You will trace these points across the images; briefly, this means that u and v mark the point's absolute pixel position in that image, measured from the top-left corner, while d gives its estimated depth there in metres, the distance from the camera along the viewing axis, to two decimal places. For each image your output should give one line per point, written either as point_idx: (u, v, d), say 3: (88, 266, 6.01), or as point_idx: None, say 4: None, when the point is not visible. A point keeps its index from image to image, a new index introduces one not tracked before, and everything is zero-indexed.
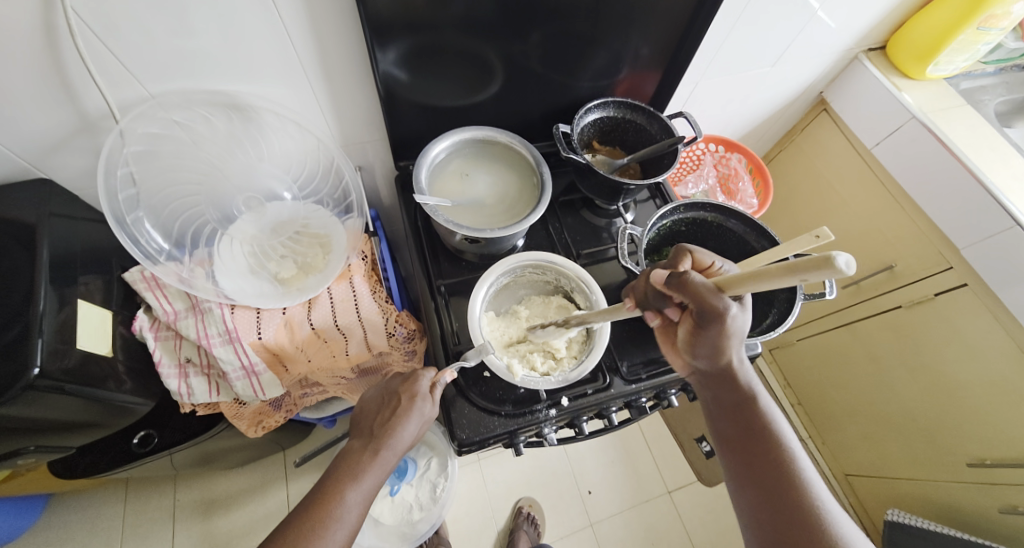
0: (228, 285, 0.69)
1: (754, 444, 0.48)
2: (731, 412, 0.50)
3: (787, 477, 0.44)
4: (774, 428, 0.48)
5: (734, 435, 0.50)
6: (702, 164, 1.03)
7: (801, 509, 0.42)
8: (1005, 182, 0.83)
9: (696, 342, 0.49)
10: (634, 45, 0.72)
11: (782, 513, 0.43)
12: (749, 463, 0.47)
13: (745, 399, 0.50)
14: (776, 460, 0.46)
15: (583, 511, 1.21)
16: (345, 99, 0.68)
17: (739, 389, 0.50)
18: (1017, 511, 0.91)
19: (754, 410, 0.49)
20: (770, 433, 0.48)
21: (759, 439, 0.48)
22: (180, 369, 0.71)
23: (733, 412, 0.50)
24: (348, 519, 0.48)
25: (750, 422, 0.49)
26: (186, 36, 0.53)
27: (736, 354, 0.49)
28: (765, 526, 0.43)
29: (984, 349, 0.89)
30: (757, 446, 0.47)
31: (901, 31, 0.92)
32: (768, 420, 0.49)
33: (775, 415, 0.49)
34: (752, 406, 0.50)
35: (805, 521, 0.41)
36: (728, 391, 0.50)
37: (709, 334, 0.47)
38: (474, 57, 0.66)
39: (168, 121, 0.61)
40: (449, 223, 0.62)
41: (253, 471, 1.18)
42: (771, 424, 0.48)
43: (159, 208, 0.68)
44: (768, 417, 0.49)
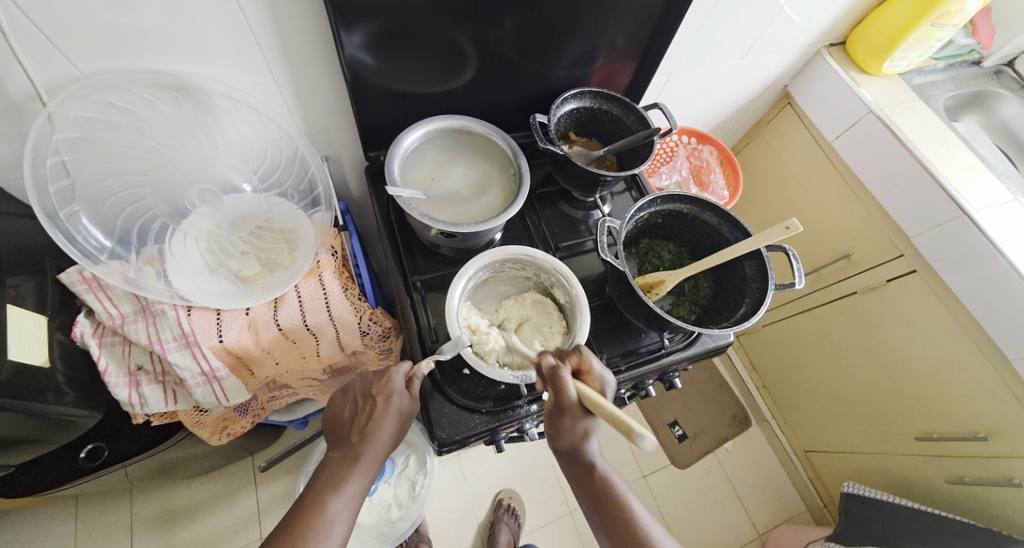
0: (182, 285, 0.64)
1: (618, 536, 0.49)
2: (588, 496, 0.52)
3: None
4: (627, 508, 0.50)
5: (603, 526, 0.50)
6: (675, 156, 1.04)
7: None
8: (952, 175, 0.88)
9: (552, 427, 0.50)
10: (609, 35, 0.71)
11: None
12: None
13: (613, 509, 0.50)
14: None
15: (562, 499, 1.23)
16: (307, 82, 0.63)
17: (588, 468, 0.52)
18: (962, 480, 0.99)
19: (603, 488, 0.51)
20: (613, 505, 0.50)
21: (616, 523, 0.49)
22: (131, 377, 0.66)
23: (608, 532, 0.50)
24: (334, 529, 0.47)
25: (610, 510, 0.50)
26: (122, 11, 0.47)
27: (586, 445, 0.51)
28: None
29: (934, 333, 0.94)
30: (621, 542, 0.49)
31: (861, 27, 0.96)
32: (626, 507, 0.50)
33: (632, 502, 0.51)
34: (598, 481, 0.51)
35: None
36: (581, 465, 0.52)
37: (564, 425, 0.49)
38: (446, 43, 0.63)
39: (104, 104, 0.55)
40: (423, 217, 0.60)
41: (218, 477, 1.12)
42: (618, 500, 0.50)
43: (99, 202, 0.61)
44: (620, 501, 0.50)
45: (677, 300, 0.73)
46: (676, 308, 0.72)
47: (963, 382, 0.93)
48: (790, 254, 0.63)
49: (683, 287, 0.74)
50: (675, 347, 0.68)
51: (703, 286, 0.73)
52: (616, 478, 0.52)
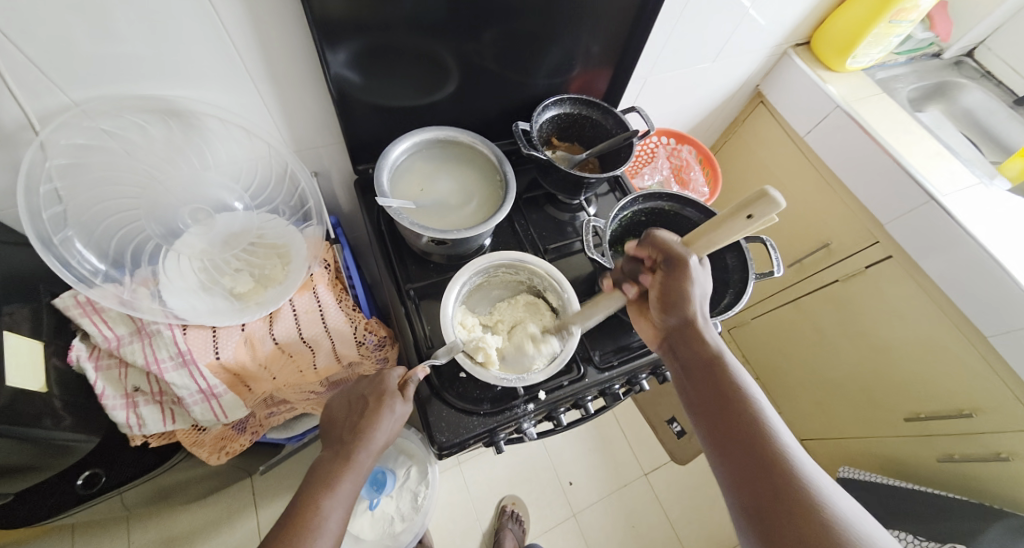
0: (177, 305, 0.65)
1: (731, 420, 0.48)
2: (705, 381, 0.52)
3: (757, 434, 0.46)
4: (749, 397, 0.50)
5: (718, 403, 0.50)
6: (656, 156, 1.07)
7: (777, 467, 0.44)
8: (919, 162, 0.92)
9: (664, 286, 0.56)
10: (585, 43, 0.74)
11: (761, 476, 0.44)
12: (730, 438, 0.48)
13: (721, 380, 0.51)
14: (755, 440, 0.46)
15: (565, 503, 1.23)
16: (295, 100, 0.65)
17: (709, 353, 0.53)
18: (953, 458, 1.01)
19: (725, 376, 0.51)
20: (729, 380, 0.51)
21: (733, 408, 0.49)
22: (128, 399, 0.66)
23: (720, 404, 0.50)
24: (328, 527, 0.48)
25: (719, 388, 0.51)
26: (111, 40, 0.49)
27: (698, 310, 0.55)
28: (735, 485, 0.45)
29: (914, 315, 0.98)
30: (733, 426, 0.48)
31: (823, 27, 1.00)
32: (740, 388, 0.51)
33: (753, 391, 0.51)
34: (718, 362, 0.53)
35: (775, 472, 0.43)
36: (694, 344, 0.54)
37: (674, 280, 0.54)
38: (428, 57, 0.66)
39: (95, 130, 0.56)
40: (414, 225, 0.61)
41: (217, 501, 1.11)
42: (740, 389, 0.50)
43: (91, 226, 0.62)
44: (741, 391, 0.50)
45: None
46: None
47: (945, 361, 0.96)
48: (768, 244, 0.66)
49: None
50: None
51: None
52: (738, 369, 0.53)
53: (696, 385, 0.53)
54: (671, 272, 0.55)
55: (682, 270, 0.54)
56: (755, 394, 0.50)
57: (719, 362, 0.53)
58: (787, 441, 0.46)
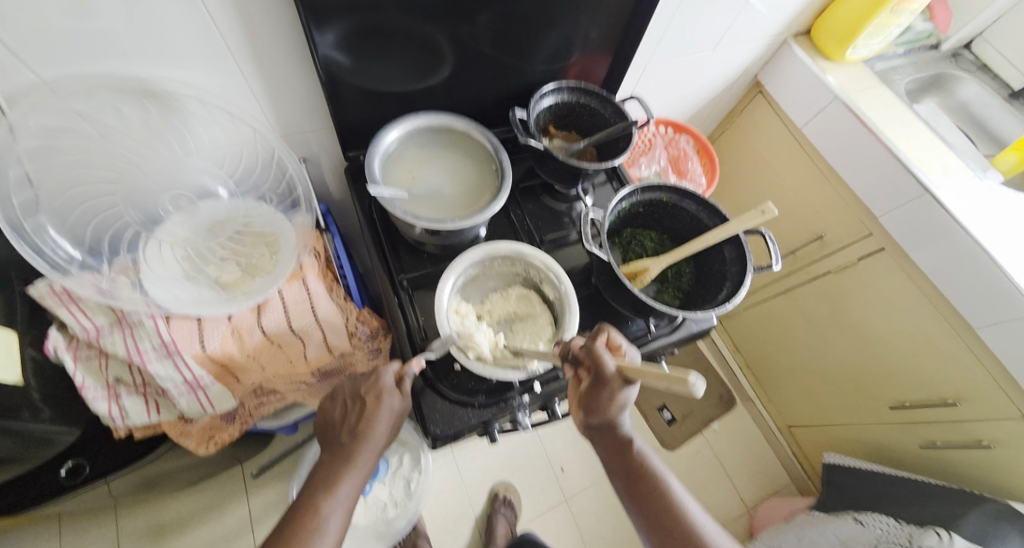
0: (159, 295, 0.62)
1: (644, 501, 0.50)
2: (619, 469, 0.53)
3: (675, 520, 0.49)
4: (656, 475, 0.52)
5: (637, 494, 0.51)
6: (653, 148, 1.05)
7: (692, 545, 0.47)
8: (914, 156, 0.92)
9: (591, 402, 0.51)
10: (584, 28, 0.72)
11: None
12: (652, 523, 0.49)
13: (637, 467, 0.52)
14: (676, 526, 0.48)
15: (556, 488, 1.25)
16: (281, 82, 0.62)
17: (620, 443, 0.53)
18: (934, 445, 1.05)
19: (637, 464, 0.52)
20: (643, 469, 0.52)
21: (644, 491, 0.51)
22: (110, 391, 0.65)
23: (637, 496, 0.51)
24: (331, 528, 0.48)
25: (637, 477, 0.52)
26: (80, 15, 0.45)
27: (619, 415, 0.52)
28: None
29: (903, 308, 0.99)
30: (653, 508, 0.50)
31: (825, 15, 0.99)
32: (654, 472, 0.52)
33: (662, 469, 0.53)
34: (631, 455, 0.53)
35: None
36: (617, 442, 0.53)
37: (601, 396, 0.49)
38: (422, 40, 0.63)
39: (67, 112, 0.53)
40: (407, 216, 0.60)
41: (206, 489, 1.10)
42: (649, 469, 0.52)
43: (65, 212, 0.59)
44: (651, 472, 0.52)
45: (661, 287, 0.75)
46: (660, 295, 0.74)
47: (931, 352, 0.98)
48: (766, 236, 0.66)
49: (666, 274, 0.76)
50: (661, 333, 0.70)
51: (685, 272, 0.75)
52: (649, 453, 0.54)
53: (615, 470, 0.54)
54: (598, 390, 0.49)
55: (614, 388, 0.48)
56: (660, 466, 0.53)
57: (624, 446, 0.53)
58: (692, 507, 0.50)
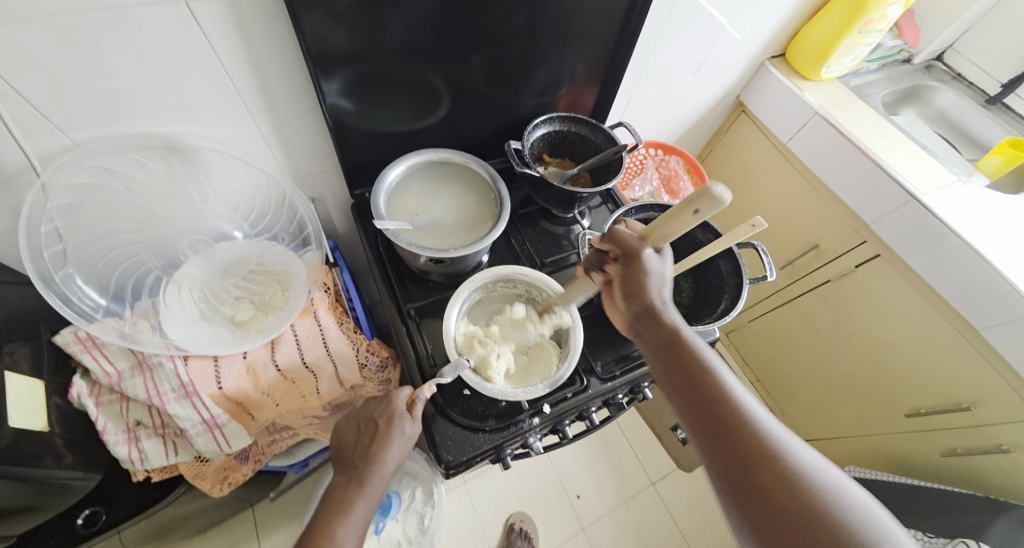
0: (178, 336, 0.64)
1: (696, 393, 0.47)
2: (662, 349, 0.52)
3: (718, 399, 0.46)
4: (719, 380, 0.48)
5: (675, 372, 0.50)
6: (645, 168, 1.10)
7: (755, 450, 0.42)
8: (898, 163, 0.95)
9: (624, 280, 0.54)
10: (570, 63, 0.77)
11: (739, 459, 0.42)
12: (692, 399, 0.47)
13: (678, 345, 0.51)
14: (717, 402, 0.46)
15: (574, 518, 1.21)
16: (291, 130, 0.67)
17: (673, 335, 0.52)
18: (955, 452, 1.03)
19: (681, 344, 0.51)
20: (686, 349, 0.50)
21: (696, 384, 0.48)
22: (129, 434, 0.66)
23: (679, 367, 0.50)
24: None
25: (680, 359, 0.50)
26: (112, 82, 0.50)
27: (658, 295, 0.53)
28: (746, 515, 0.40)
29: (905, 311, 0.99)
30: (693, 386, 0.48)
31: (797, 39, 1.05)
32: (699, 355, 0.50)
33: (706, 352, 0.50)
34: (676, 337, 0.51)
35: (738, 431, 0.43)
36: (659, 325, 0.52)
37: (633, 269, 0.53)
38: (420, 83, 0.68)
39: (96, 169, 0.57)
40: (412, 246, 0.63)
41: (219, 535, 1.08)
42: (713, 375, 0.48)
43: (92, 262, 0.62)
44: (711, 370, 0.48)
45: None
46: None
47: (939, 355, 0.97)
48: (759, 249, 0.68)
49: None
50: None
51: (684, 287, 0.77)
52: (696, 340, 0.52)
53: (675, 379, 0.50)
54: (631, 261, 0.53)
55: (642, 261, 0.52)
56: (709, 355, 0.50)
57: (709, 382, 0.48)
58: (791, 444, 0.42)
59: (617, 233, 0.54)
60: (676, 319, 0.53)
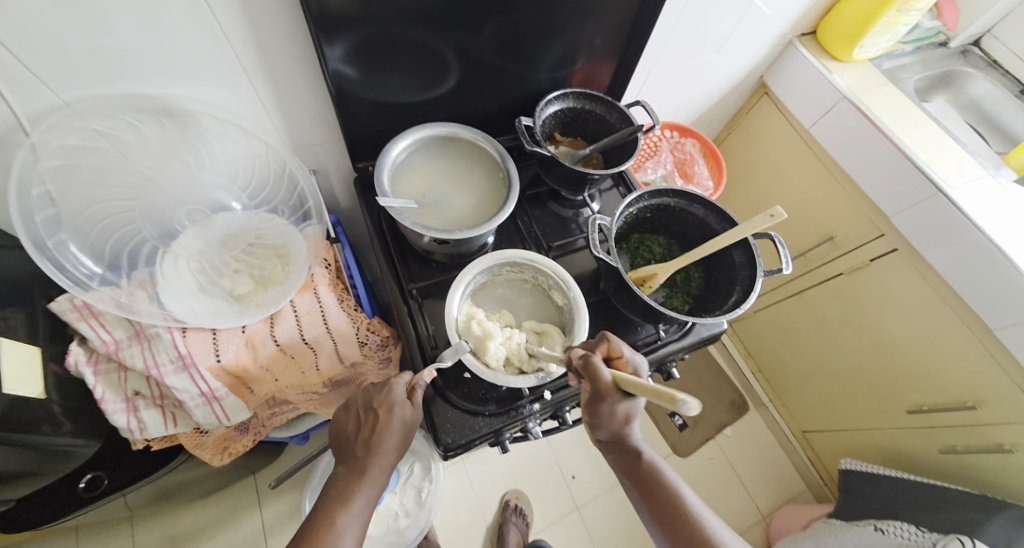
0: (175, 307, 0.63)
1: (663, 512, 0.51)
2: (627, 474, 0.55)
3: (683, 519, 0.50)
4: (683, 499, 0.51)
5: (641, 494, 0.53)
6: (659, 150, 1.05)
7: None
8: (926, 154, 0.91)
9: (593, 415, 0.51)
10: (588, 35, 0.73)
11: None
12: (658, 520, 0.51)
13: (640, 466, 0.54)
14: (680, 520, 0.50)
15: (568, 496, 1.23)
16: (292, 97, 0.64)
17: (636, 456, 0.55)
18: (954, 450, 1.02)
19: (642, 464, 0.54)
20: (648, 470, 0.54)
21: (664, 501, 0.52)
22: (129, 403, 0.66)
23: (642, 486, 0.53)
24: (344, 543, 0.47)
25: (645, 479, 0.54)
26: (101, 39, 0.47)
27: (625, 427, 0.53)
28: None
29: (917, 308, 0.97)
30: (659, 507, 0.52)
31: (830, 16, 0.98)
32: (660, 473, 0.53)
33: (665, 468, 0.54)
34: (639, 460, 0.54)
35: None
36: (622, 447, 0.55)
37: (602, 410, 0.50)
38: (428, 51, 0.64)
39: (87, 131, 0.54)
40: (416, 225, 0.60)
41: (220, 499, 1.11)
42: (675, 495, 0.52)
43: (86, 229, 0.61)
44: (672, 489, 0.52)
45: (670, 292, 0.74)
46: (669, 300, 0.74)
47: (948, 354, 0.96)
48: (776, 240, 0.65)
49: (675, 279, 0.75)
50: (672, 338, 0.70)
51: (694, 277, 0.74)
52: (658, 458, 0.55)
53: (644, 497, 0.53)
54: (598, 403, 0.49)
55: (611, 404, 0.49)
56: (671, 473, 0.54)
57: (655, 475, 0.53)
58: None
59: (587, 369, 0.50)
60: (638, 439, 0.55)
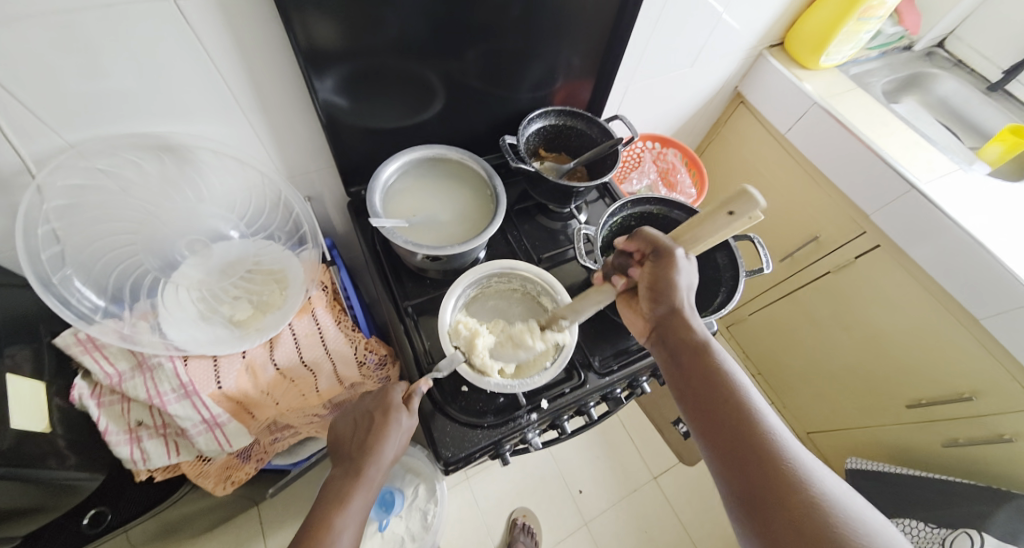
0: (177, 336, 0.65)
1: (714, 396, 0.49)
2: (681, 359, 0.53)
3: (733, 403, 0.48)
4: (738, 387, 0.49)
5: (690, 378, 0.52)
6: (642, 162, 1.10)
7: (762, 452, 0.43)
8: (898, 152, 0.94)
9: (652, 281, 0.55)
10: (565, 57, 0.77)
11: (748, 456, 0.44)
12: (705, 405, 0.49)
13: (695, 349, 0.53)
14: (728, 403, 0.48)
15: (576, 511, 1.22)
16: (286, 129, 0.67)
17: (692, 342, 0.53)
18: (957, 442, 1.02)
19: (697, 349, 0.53)
20: (705, 355, 0.52)
21: (716, 386, 0.50)
22: (131, 434, 0.67)
23: (692, 371, 0.52)
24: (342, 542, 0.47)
25: (699, 363, 0.52)
26: (105, 82, 0.50)
27: (683, 301, 0.55)
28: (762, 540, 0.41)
29: (904, 301, 0.99)
30: (710, 390, 0.50)
31: (796, 27, 1.04)
32: (717, 361, 0.51)
33: (724, 359, 0.52)
34: (696, 345, 0.53)
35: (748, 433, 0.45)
36: (675, 330, 0.55)
37: (663, 272, 0.53)
38: (413, 78, 0.67)
39: (91, 170, 0.57)
40: (407, 243, 0.62)
41: (224, 533, 1.09)
42: (730, 381, 0.50)
43: (90, 264, 0.62)
44: (728, 376, 0.50)
45: None
46: None
47: (939, 345, 0.97)
48: (756, 242, 0.68)
49: None
50: None
51: None
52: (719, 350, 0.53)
53: (693, 384, 0.51)
54: (660, 263, 0.54)
55: (671, 262, 0.53)
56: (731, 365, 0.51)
57: (737, 404, 0.47)
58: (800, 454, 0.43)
59: (646, 234, 0.55)
60: (697, 324, 0.54)
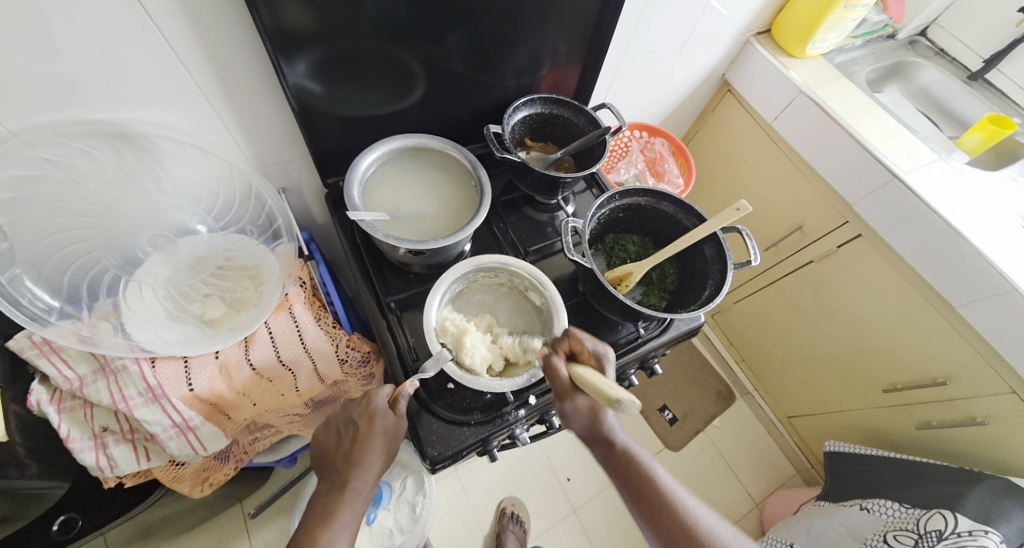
0: (142, 337, 0.61)
1: (639, 492, 0.52)
2: (609, 462, 0.54)
3: (656, 498, 0.51)
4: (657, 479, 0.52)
5: (618, 476, 0.53)
6: (630, 151, 1.08)
7: (689, 540, 0.48)
8: (881, 142, 0.95)
9: (562, 412, 0.54)
10: (551, 42, 0.74)
11: (676, 546, 0.48)
12: (635, 502, 0.52)
13: (616, 452, 0.54)
14: (651, 495, 0.51)
15: (564, 499, 1.23)
16: (255, 116, 0.63)
17: (614, 446, 0.54)
18: (931, 425, 1.06)
19: (622, 455, 0.54)
20: (626, 455, 0.53)
21: (637, 481, 0.52)
22: (96, 440, 0.63)
23: (614, 466, 0.54)
24: None
25: (623, 467, 0.53)
26: (46, 65, 0.45)
27: (597, 422, 0.54)
28: None
29: (883, 290, 1.01)
30: (635, 490, 0.52)
31: (783, 14, 1.02)
32: (639, 462, 0.53)
33: (641, 452, 0.54)
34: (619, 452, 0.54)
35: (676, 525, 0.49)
36: (603, 443, 0.55)
37: (569, 408, 0.53)
38: (391, 64, 0.64)
39: (38, 160, 0.52)
40: (388, 238, 0.60)
41: (206, 532, 1.07)
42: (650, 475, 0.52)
43: (42, 261, 0.58)
44: (650, 472, 0.52)
45: (647, 289, 0.75)
46: (646, 297, 0.75)
47: (915, 332, 0.99)
48: (744, 233, 0.66)
49: (651, 276, 0.76)
50: (651, 335, 0.71)
51: (669, 273, 0.75)
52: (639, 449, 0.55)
53: (621, 478, 0.53)
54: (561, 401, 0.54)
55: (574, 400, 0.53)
56: (647, 457, 0.54)
57: (657, 492, 0.51)
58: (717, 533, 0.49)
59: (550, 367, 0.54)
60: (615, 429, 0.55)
